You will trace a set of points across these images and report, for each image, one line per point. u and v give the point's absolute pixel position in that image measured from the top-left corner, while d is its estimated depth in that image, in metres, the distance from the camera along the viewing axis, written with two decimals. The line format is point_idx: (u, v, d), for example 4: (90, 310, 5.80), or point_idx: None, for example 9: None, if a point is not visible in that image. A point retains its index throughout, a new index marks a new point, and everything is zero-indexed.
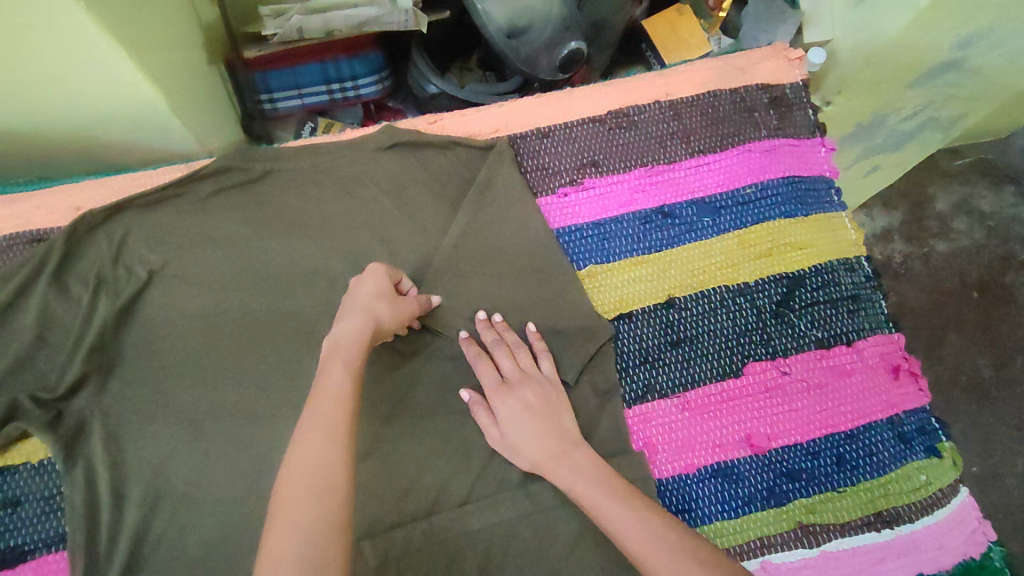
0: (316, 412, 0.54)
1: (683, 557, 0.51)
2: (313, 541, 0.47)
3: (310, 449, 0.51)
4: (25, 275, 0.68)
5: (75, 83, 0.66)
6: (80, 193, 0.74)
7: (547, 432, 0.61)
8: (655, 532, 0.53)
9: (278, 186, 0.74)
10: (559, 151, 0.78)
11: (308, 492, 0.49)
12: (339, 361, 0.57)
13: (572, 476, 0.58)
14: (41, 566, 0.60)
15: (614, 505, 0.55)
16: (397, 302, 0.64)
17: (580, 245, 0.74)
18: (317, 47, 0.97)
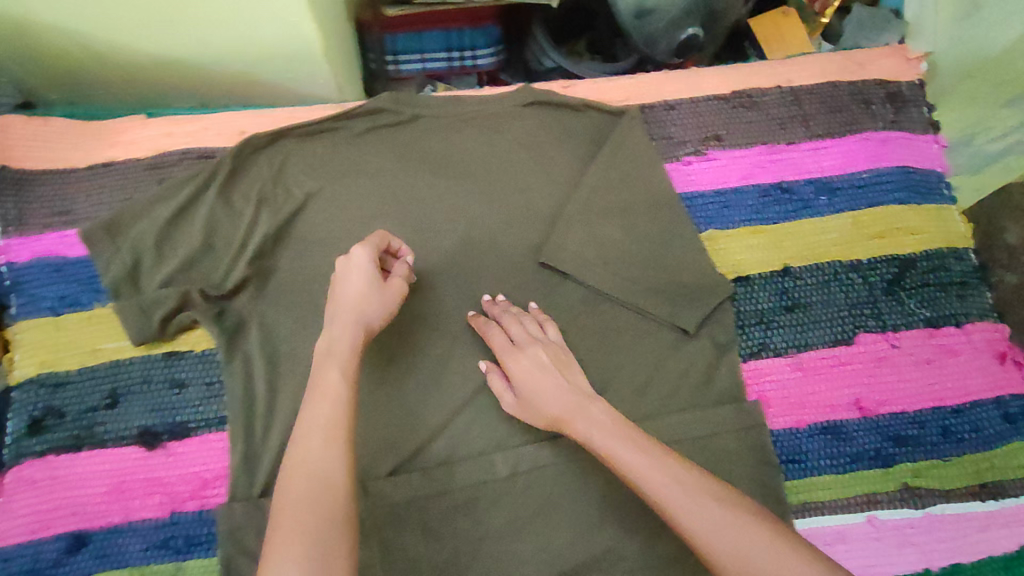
0: (315, 415, 0.54)
1: (705, 499, 0.52)
2: (319, 549, 0.47)
3: (311, 457, 0.52)
4: (197, 186, 0.74)
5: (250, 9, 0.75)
6: (243, 119, 0.79)
7: (557, 386, 0.62)
8: (675, 478, 0.54)
9: (423, 129, 0.79)
10: (684, 122, 0.82)
11: (310, 498, 0.50)
12: (333, 366, 0.56)
13: (587, 428, 0.59)
14: (203, 443, 0.67)
15: (629, 453, 0.56)
16: (385, 295, 0.62)
17: (703, 210, 0.78)
18: (445, 15, 1.04)
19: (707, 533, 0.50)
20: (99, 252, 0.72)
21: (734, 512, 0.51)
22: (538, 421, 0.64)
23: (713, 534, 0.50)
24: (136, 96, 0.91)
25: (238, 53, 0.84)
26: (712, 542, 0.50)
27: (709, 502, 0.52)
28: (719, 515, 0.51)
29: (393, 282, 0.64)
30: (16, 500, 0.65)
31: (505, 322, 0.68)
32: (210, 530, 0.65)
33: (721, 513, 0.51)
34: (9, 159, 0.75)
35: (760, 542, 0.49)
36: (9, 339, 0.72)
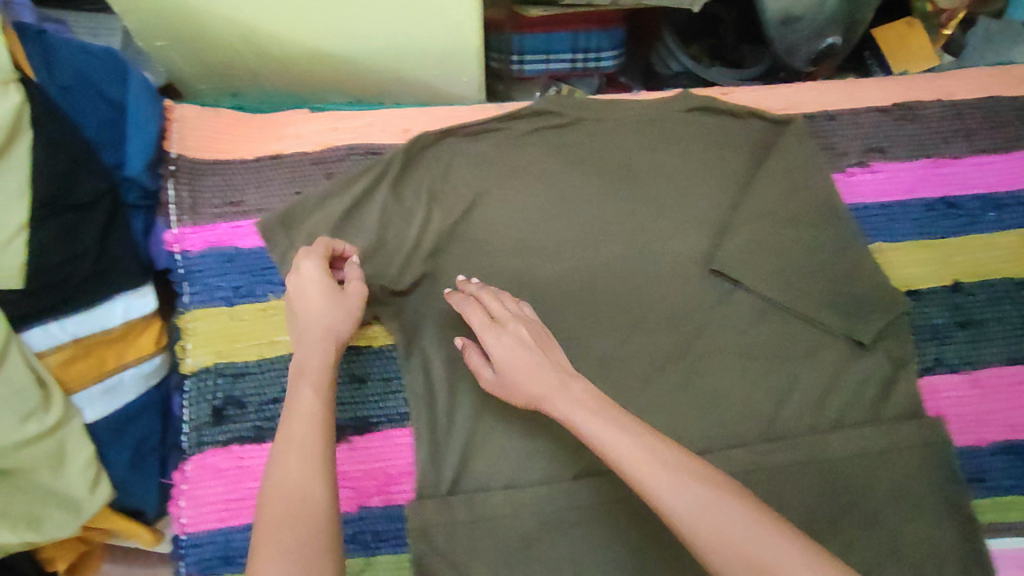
0: (295, 430, 0.53)
1: (681, 479, 0.49)
2: (292, 556, 0.46)
3: (296, 470, 0.51)
4: (368, 182, 0.74)
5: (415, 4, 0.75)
6: (407, 118, 0.79)
7: (546, 367, 0.56)
8: (666, 460, 0.50)
9: (587, 131, 0.78)
10: (847, 134, 0.81)
11: (291, 522, 0.48)
12: (303, 383, 0.55)
13: (570, 410, 0.55)
14: (388, 439, 0.68)
15: (630, 448, 0.51)
16: (346, 300, 0.60)
17: (871, 223, 0.78)
18: (575, 16, 1.01)
19: (706, 524, 0.47)
20: (277, 244, 0.72)
21: (743, 503, 0.49)
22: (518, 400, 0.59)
23: (710, 520, 0.47)
24: (278, 86, 0.89)
25: (393, 51, 0.83)
26: (693, 524, 0.48)
27: (696, 488, 0.49)
28: (724, 504, 0.48)
29: (352, 285, 0.62)
30: (204, 486, 0.68)
31: (471, 298, 0.63)
32: (399, 526, 0.67)
33: (729, 505, 0.48)
34: (183, 148, 0.75)
35: (739, 515, 0.48)
36: (183, 328, 0.72)
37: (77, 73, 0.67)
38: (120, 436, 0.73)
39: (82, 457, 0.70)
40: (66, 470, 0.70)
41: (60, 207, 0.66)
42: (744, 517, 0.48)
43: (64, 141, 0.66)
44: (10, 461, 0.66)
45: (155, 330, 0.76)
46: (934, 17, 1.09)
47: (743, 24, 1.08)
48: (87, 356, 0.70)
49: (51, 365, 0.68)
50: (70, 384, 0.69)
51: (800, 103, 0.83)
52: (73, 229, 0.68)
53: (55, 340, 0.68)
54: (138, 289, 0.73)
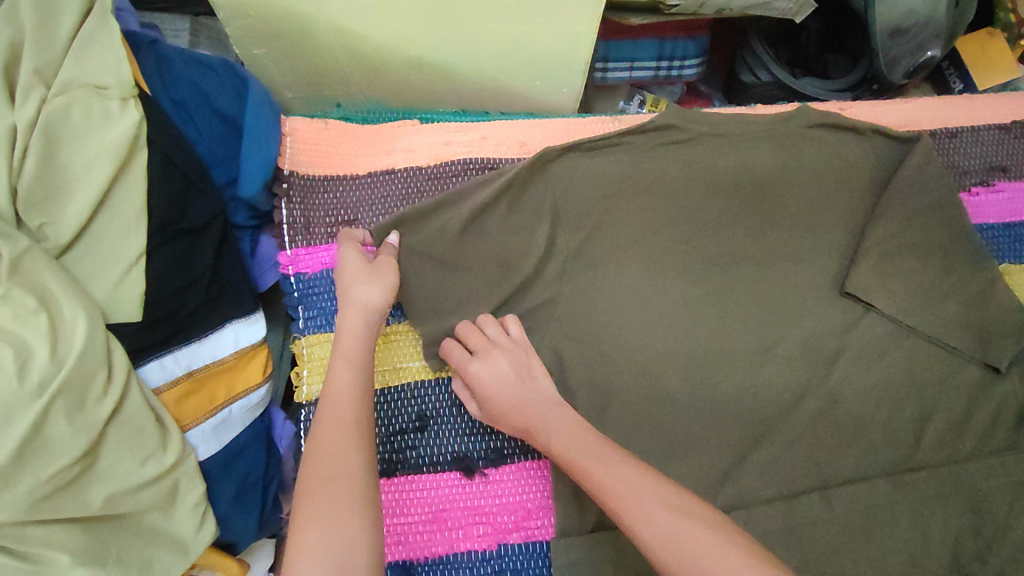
0: (334, 403, 0.53)
1: (661, 503, 0.47)
2: (333, 523, 0.46)
3: (326, 440, 0.50)
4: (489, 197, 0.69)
5: (538, 16, 0.72)
6: (523, 131, 0.78)
7: (531, 395, 0.60)
8: (637, 480, 0.49)
9: (709, 148, 0.77)
10: (968, 151, 0.80)
11: (329, 492, 0.47)
12: (345, 363, 0.57)
13: (557, 426, 0.56)
14: (523, 471, 0.66)
15: (606, 471, 0.50)
16: (378, 277, 0.63)
17: (997, 243, 0.77)
18: (664, 23, 0.98)
19: (679, 546, 0.45)
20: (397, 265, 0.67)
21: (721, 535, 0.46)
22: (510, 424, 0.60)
23: (675, 539, 0.45)
24: (374, 98, 0.86)
25: (502, 63, 0.80)
26: (669, 548, 0.45)
27: (680, 516, 0.46)
28: (700, 532, 0.45)
29: (379, 262, 0.65)
30: None
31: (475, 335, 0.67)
32: (541, 562, 0.64)
33: (699, 528, 0.46)
34: (295, 164, 0.71)
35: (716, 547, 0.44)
36: (297, 354, 0.69)
37: (191, 87, 0.65)
38: (228, 470, 0.68)
39: (194, 495, 0.64)
40: (176, 510, 0.64)
41: (175, 231, 0.62)
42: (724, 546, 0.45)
43: (182, 160, 0.63)
44: (125, 508, 0.59)
45: (262, 357, 0.72)
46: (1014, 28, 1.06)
47: (826, 34, 1.06)
48: (199, 390, 0.66)
49: (166, 401, 0.63)
50: (183, 420, 0.64)
51: (916, 119, 0.83)
52: (187, 257, 0.64)
53: (169, 375, 0.63)
54: (247, 317, 0.69)
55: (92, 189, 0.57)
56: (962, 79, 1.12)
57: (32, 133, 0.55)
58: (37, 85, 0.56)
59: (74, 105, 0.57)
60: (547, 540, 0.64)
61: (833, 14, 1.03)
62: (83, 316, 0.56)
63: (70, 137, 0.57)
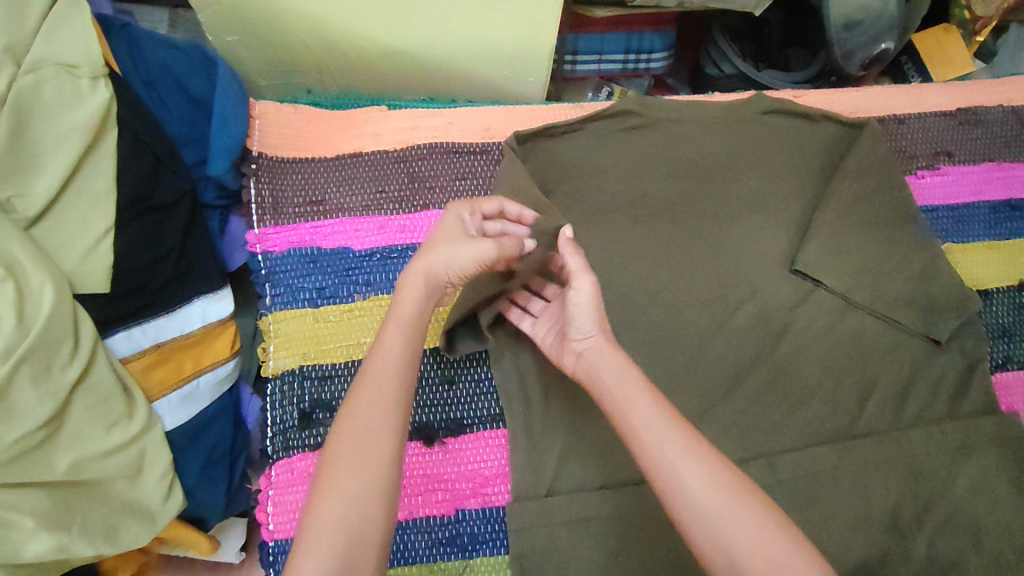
0: (380, 370, 0.52)
1: (735, 501, 0.45)
2: (353, 497, 0.46)
3: (365, 411, 0.50)
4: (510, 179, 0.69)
5: (500, 8, 0.74)
6: (488, 116, 0.80)
7: (626, 369, 0.55)
8: (717, 481, 0.46)
9: (666, 132, 0.79)
10: (915, 137, 0.84)
11: (355, 464, 0.47)
12: (395, 326, 0.54)
13: (648, 408, 0.51)
14: (481, 440, 0.68)
15: (701, 478, 0.46)
16: (465, 244, 0.57)
17: (940, 223, 0.80)
18: (631, 17, 1.02)
19: (750, 556, 0.43)
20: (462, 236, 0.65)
21: (786, 538, 0.44)
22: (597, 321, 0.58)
23: (746, 548, 0.43)
24: (344, 85, 0.88)
25: (468, 52, 0.83)
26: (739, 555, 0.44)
27: (755, 521, 0.45)
28: (772, 540, 0.44)
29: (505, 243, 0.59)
30: (294, 492, 0.67)
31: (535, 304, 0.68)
32: (497, 528, 0.66)
33: (767, 533, 0.44)
34: (265, 146, 0.73)
35: (782, 556, 0.43)
36: (264, 330, 0.71)
37: (162, 68, 0.68)
38: (197, 441, 0.71)
39: (161, 465, 0.66)
40: (143, 480, 0.65)
41: (144, 207, 0.64)
42: (791, 550, 0.44)
43: (150, 139, 0.65)
44: (91, 474, 0.61)
45: (229, 334, 0.74)
46: (969, 24, 1.10)
47: (787, 29, 1.10)
48: (167, 362, 0.68)
49: (133, 370, 0.65)
50: (150, 391, 0.67)
51: (866, 107, 0.87)
52: (156, 233, 0.66)
53: (137, 346, 0.65)
54: (216, 292, 0.72)
55: (61, 164, 0.59)
56: (918, 71, 1.15)
57: (3, 107, 0.57)
58: (8, 61, 0.57)
59: (45, 83, 0.59)
60: (503, 505, 0.66)
61: (794, 9, 1.07)
62: (51, 285, 0.58)
63: (40, 114, 0.59)
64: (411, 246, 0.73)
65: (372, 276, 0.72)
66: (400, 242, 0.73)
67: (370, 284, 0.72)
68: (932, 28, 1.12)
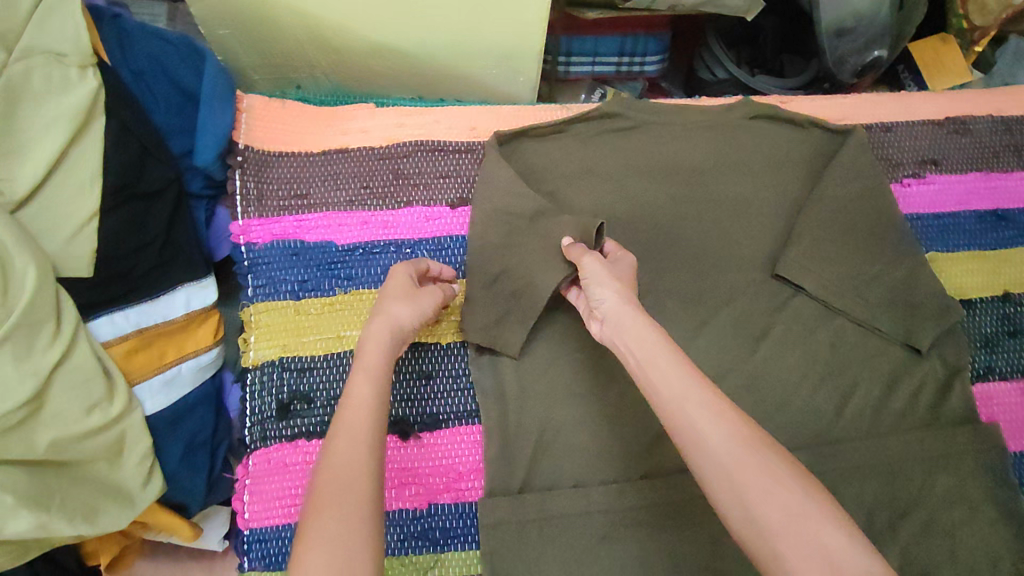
0: (354, 417, 0.52)
1: (758, 457, 0.46)
2: (338, 542, 0.45)
3: (342, 460, 0.49)
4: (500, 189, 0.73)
5: (488, 8, 0.75)
6: (474, 116, 0.82)
7: (645, 327, 0.54)
8: (741, 438, 0.47)
9: (651, 135, 0.80)
10: (902, 145, 0.84)
11: (339, 513, 0.47)
12: (365, 377, 0.55)
13: (673, 370, 0.51)
14: (457, 436, 0.69)
15: (717, 434, 0.47)
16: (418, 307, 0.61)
17: (925, 232, 0.81)
18: (625, 20, 1.02)
19: (774, 514, 0.44)
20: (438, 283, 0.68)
21: (810, 494, 0.45)
22: (615, 285, 0.58)
23: (770, 506, 0.44)
24: (336, 82, 0.90)
25: (457, 52, 0.83)
26: (764, 511, 0.44)
27: (779, 479, 0.45)
28: (795, 496, 0.45)
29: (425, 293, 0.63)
30: (269, 481, 0.67)
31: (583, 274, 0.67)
32: (469, 523, 0.67)
33: (790, 491, 0.45)
34: (251, 139, 0.75)
35: (807, 515, 0.44)
36: (246, 320, 0.72)
37: (151, 61, 0.69)
38: (177, 428, 0.71)
39: (142, 449, 0.67)
40: (123, 463, 0.66)
41: (130, 194, 0.66)
42: (814, 504, 0.45)
43: (139, 128, 0.67)
44: (70, 454, 0.62)
45: (212, 322, 0.75)
46: (968, 33, 1.07)
47: (782, 35, 1.10)
48: (149, 347, 0.69)
49: (114, 355, 0.66)
50: (131, 375, 0.68)
51: (852, 114, 0.87)
52: (141, 220, 0.67)
53: (119, 330, 0.66)
54: (200, 281, 0.73)
55: (49, 150, 0.61)
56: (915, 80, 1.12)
57: None
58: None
59: (35, 70, 0.60)
60: (475, 501, 0.67)
61: (788, 16, 1.07)
62: (35, 267, 0.59)
63: (30, 101, 0.60)
64: (393, 242, 0.75)
65: (354, 270, 0.73)
66: (382, 238, 0.75)
67: (352, 278, 0.73)
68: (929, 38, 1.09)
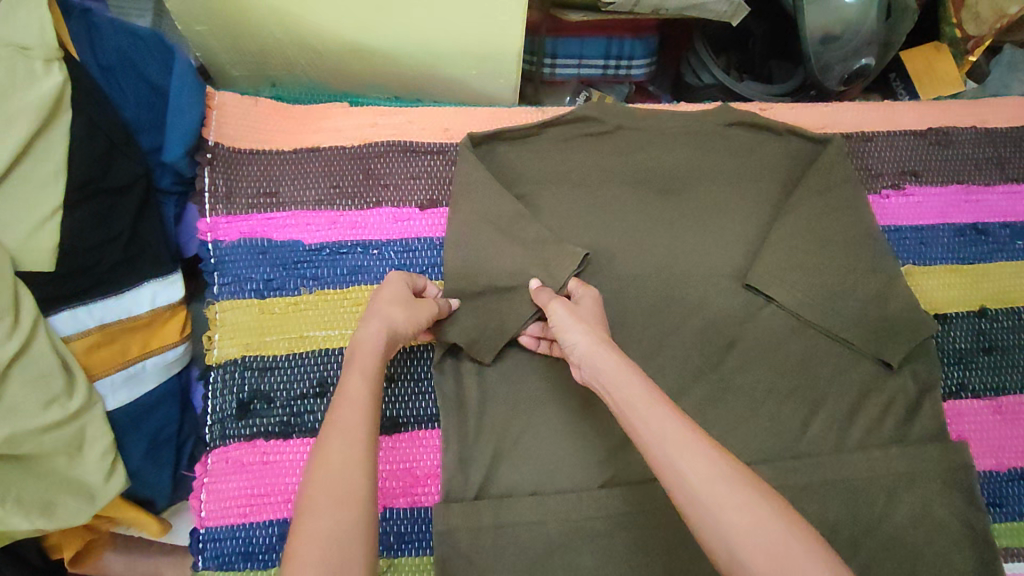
0: (347, 413, 0.51)
1: (739, 495, 0.44)
2: (333, 531, 0.45)
3: (336, 454, 0.49)
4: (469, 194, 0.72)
5: (461, 11, 0.74)
6: (448, 116, 0.81)
7: (620, 363, 0.54)
8: (720, 474, 0.45)
9: (626, 140, 0.79)
10: (883, 156, 0.83)
11: (332, 509, 0.46)
12: (356, 370, 0.54)
13: (648, 406, 0.50)
14: (416, 440, 0.69)
15: (695, 466, 0.46)
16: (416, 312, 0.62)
17: (902, 245, 0.80)
18: (611, 22, 0.99)
19: (759, 554, 0.42)
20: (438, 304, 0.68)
21: (794, 531, 0.43)
22: (581, 328, 0.58)
23: (755, 546, 0.42)
24: (312, 79, 0.89)
25: (432, 53, 0.82)
26: (749, 550, 0.42)
27: (762, 518, 0.43)
28: (780, 534, 0.43)
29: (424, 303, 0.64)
30: (226, 480, 0.68)
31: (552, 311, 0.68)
32: (423, 528, 0.67)
33: (769, 520, 0.43)
34: (221, 136, 0.75)
35: (788, 549, 0.42)
36: (211, 318, 0.72)
37: (119, 55, 0.69)
38: (138, 425, 0.71)
39: (102, 445, 0.67)
40: (83, 458, 0.66)
41: (94, 189, 0.66)
42: (798, 541, 0.43)
43: (105, 122, 0.67)
44: (28, 448, 0.62)
45: (179, 320, 0.75)
46: (961, 43, 1.00)
47: (771, 41, 1.08)
48: (112, 343, 0.69)
49: (75, 350, 0.66)
50: (93, 370, 0.68)
51: (834, 123, 0.86)
52: (105, 215, 0.67)
53: (81, 325, 0.66)
54: (167, 276, 0.73)
55: (11, 143, 0.60)
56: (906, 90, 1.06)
57: None
58: None
59: None
60: (431, 506, 0.67)
61: (778, 21, 1.05)
62: None
63: None
64: (361, 243, 0.74)
65: (320, 270, 0.73)
66: (349, 238, 0.74)
67: (317, 278, 0.73)
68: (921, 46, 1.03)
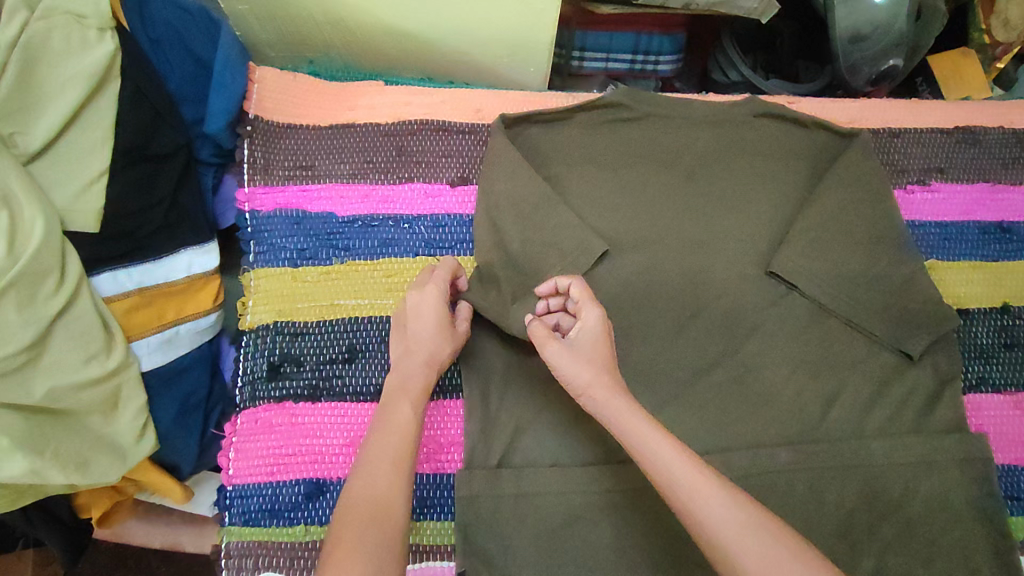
0: (391, 434, 0.53)
1: (761, 538, 0.46)
2: (373, 552, 0.46)
3: (382, 475, 0.50)
4: (501, 175, 0.74)
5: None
6: (479, 99, 0.83)
7: (631, 409, 0.53)
8: (741, 519, 0.46)
9: (653, 128, 0.81)
10: (908, 152, 0.84)
11: (372, 522, 0.48)
12: (405, 398, 0.56)
13: (664, 447, 0.50)
14: (440, 409, 0.71)
15: (718, 504, 0.47)
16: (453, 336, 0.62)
17: (926, 240, 0.80)
18: (641, 17, 0.99)
19: None
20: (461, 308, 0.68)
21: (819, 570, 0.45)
22: (587, 370, 0.55)
23: None
24: (347, 61, 0.90)
25: (465, 39, 0.83)
26: None
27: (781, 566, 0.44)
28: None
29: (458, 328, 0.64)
30: (254, 440, 0.70)
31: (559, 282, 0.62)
32: (446, 494, 0.69)
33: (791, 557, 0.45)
34: (261, 110, 0.78)
35: None
36: (245, 285, 0.75)
37: (167, 27, 0.72)
38: (170, 388, 0.73)
39: (136, 405, 0.68)
40: (118, 418, 0.68)
41: (138, 156, 0.68)
42: None
43: (151, 92, 0.69)
44: (67, 404, 0.63)
45: (213, 288, 0.77)
46: (989, 48, 1.01)
47: (800, 41, 1.08)
48: (148, 307, 0.71)
49: (115, 311, 0.68)
50: (130, 331, 0.70)
51: (859, 118, 0.87)
52: (148, 181, 0.69)
53: (121, 288, 0.69)
54: (201, 245, 0.75)
55: (64, 108, 0.63)
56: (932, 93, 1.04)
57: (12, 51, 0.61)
58: (21, 8, 0.62)
59: (54, 31, 0.63)
60: (454, 472, 0.69)
61: (807, 21, 1.05)
62: (42, 221, 0.61)
63: (47, 61, 0.63)
64: (392, 216, 0.77)
65: (351, 242, 0.76)
66: (381, 213, 0.77)
67: (349, 249, 0.75)
68: (949, 50, 1.03)
